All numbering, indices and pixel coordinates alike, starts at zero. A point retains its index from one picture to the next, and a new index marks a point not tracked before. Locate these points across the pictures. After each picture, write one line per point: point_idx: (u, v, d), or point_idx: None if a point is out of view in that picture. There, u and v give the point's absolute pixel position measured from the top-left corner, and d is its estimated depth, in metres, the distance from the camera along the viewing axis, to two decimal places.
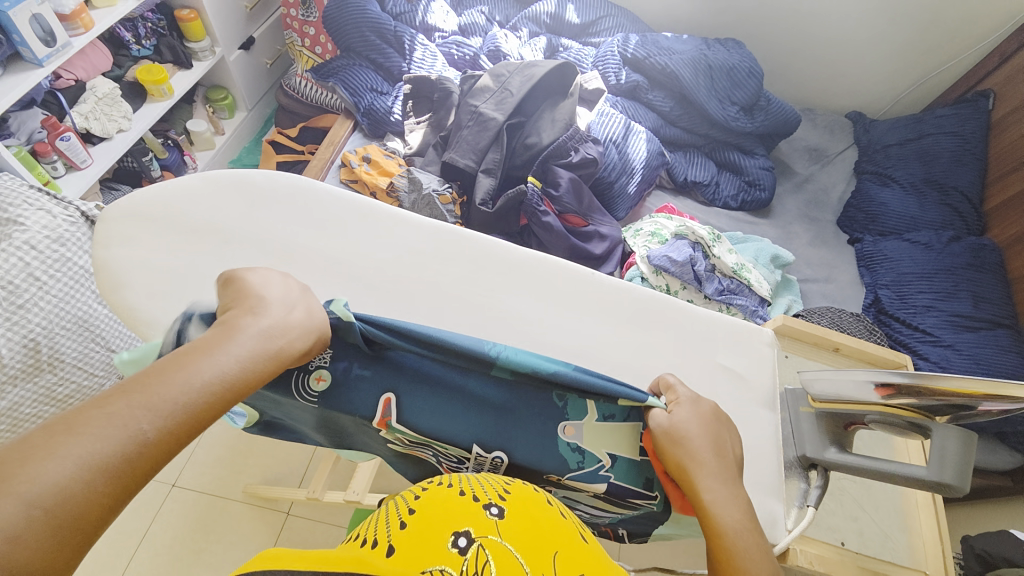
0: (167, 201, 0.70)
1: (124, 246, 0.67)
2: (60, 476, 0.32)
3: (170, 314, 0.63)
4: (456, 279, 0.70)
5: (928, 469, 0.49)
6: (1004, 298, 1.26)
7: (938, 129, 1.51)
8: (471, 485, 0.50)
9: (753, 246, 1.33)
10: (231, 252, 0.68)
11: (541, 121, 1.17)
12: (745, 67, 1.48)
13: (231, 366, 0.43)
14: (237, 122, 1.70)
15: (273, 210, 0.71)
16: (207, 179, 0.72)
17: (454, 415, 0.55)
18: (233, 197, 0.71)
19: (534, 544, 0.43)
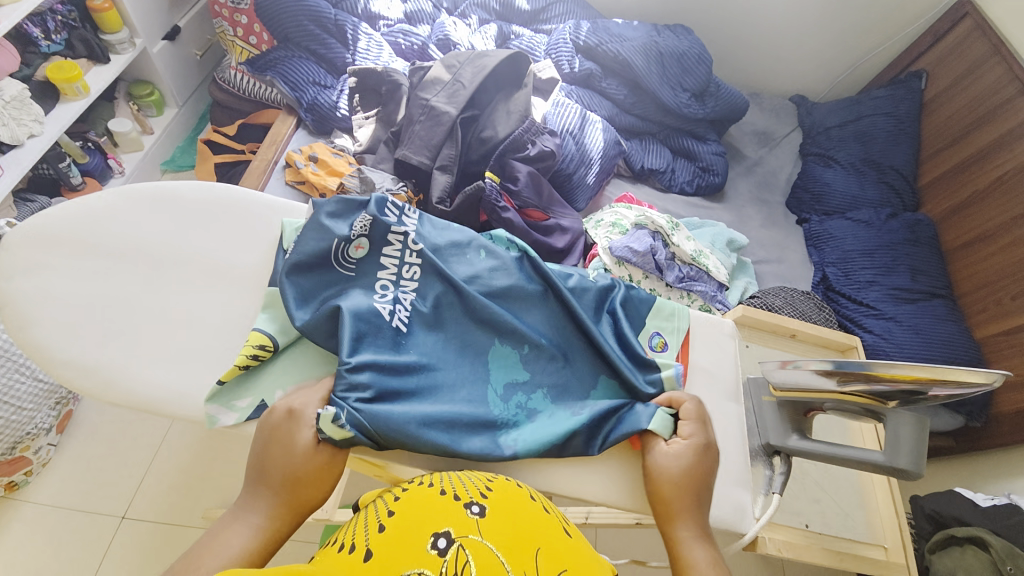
0: (79, 220, 0.62)
1: (34, 273, 0.59)
2: None
3: (95, 348, 0.59)
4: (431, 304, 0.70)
5: (883, 453, 0.51)
6: (938, 270, 1.35)
7: (874, 111, 1.58)
8: (454, 486, 0.53)
9: (710, 231, 1.36)
10: (163, 277, 0.63)
11: (495, 113, 1.14)
12: (694, 53, 1.49)
13: (234, 549, 0.49)
14: (167, 120, 1.57)
15: (208, 228, 0.66)
16: (125, 196, 0.64)
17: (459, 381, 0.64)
18: (161, 215, 0.65)
19: (515, 539, 0.47)
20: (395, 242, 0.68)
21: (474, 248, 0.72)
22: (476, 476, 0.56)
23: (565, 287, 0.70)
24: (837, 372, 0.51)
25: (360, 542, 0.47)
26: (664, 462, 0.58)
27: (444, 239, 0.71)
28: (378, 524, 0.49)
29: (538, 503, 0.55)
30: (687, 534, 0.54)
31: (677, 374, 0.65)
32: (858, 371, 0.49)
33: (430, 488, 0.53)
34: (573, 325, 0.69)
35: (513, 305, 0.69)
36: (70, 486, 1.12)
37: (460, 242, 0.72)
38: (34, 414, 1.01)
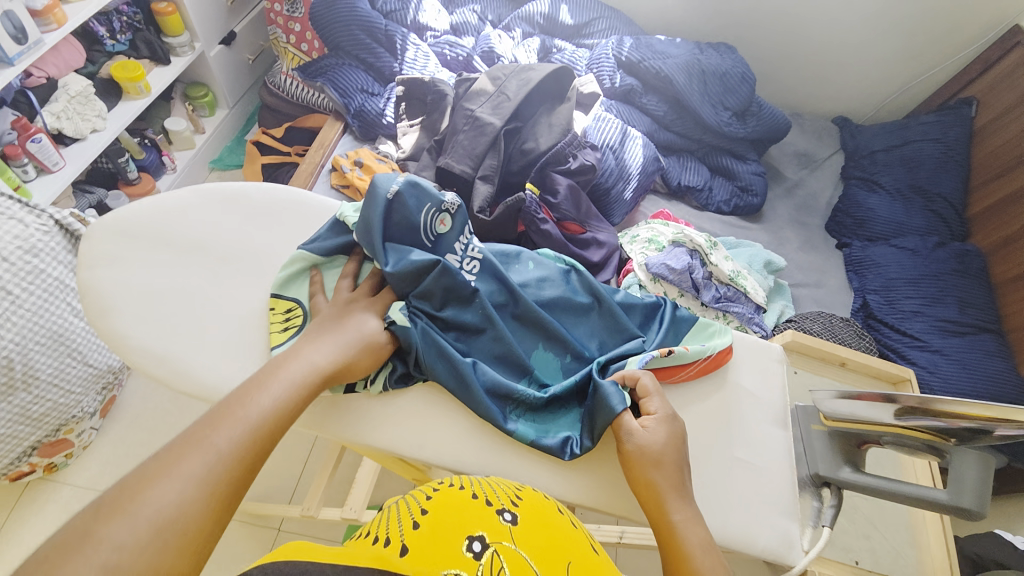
0: (156, 215, 0.65)
1: (113, 264, 0.62)
2: (170, 493, 0.43)
3: (162, 339, 0.61)
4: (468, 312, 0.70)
5: (947, 493, 0.49)
6: (987, 303, 1.30)
7: (922, 136, 1.54)
8: (486, 492, 0.53)
9: (747, 251, 1.34)
10: (227, 271, 0.65)
11: (537, 126, 1.15)
12: (738, 72, 1.48)
13: (294, 384, 0.54)
14: (217, 120, 1.64)
15: (270, 226, 0.69)
16: (199, 195, 0.68)
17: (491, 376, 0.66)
18: (228, 213, 0.68)
19: (546, 552, 0.47)
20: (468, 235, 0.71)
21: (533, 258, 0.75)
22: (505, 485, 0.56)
23: (614, 301, 0.71)
24: (905, 405, 0.50)
25: (393, 534, 0.46)
26: (639, 438, 0.56)
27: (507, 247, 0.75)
28: (413, 521, 0.48)
29: (565, 517, 0.54)
30: (677, 508, 0.53)
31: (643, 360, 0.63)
32: (925, 405, 0.48)
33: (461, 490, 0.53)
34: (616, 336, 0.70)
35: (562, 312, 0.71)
36: (109, 468, 1.16)
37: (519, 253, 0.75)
38: (82, 397, 1.05)
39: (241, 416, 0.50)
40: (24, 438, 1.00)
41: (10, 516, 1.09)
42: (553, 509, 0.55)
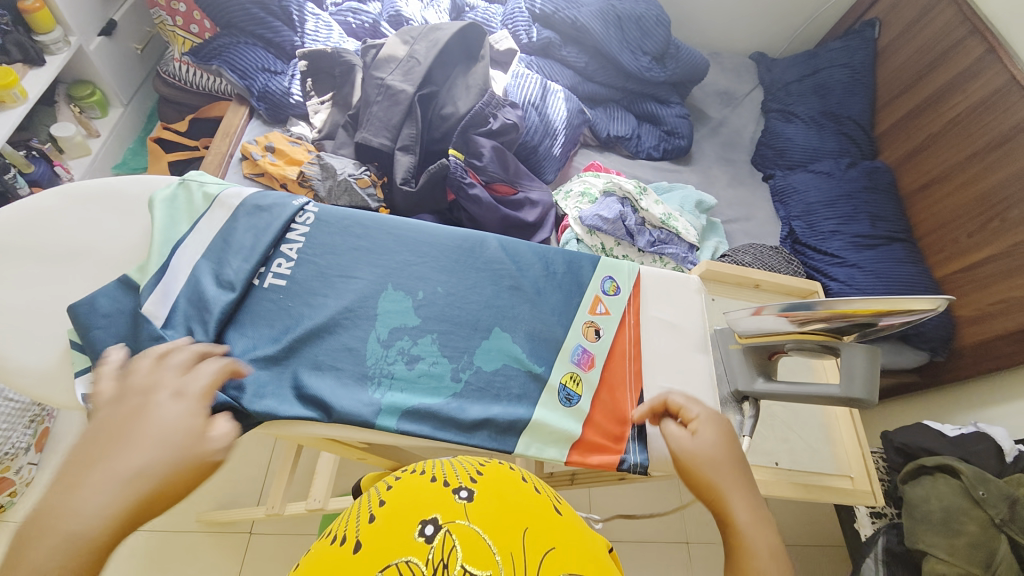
0: (22, 223, 0.64)
1: None
2: None
3: (35, 351, 0.59)
4: (374, 279, 0.70)
5: (841, 387, 0.51)
6: (896, 215, 1.40)
7: (830, 63, 1.61)
8: (444, 470, 0.49)
9: (679, 194, 1.38)
10: (95, 269, 0.64)
11: (454, 89, 1.12)
12: (652, 15, 1.48)
13: (71, 549, 0.33)
14: (112, 121, 1.50)
15: (126, 216, 0.67)
16: (63, 195, 0.66)
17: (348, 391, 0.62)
18: (97, 211, 0.67)
19: (502, 522, 0.42)
20: (296, 228, 0.72)
21: (245, 218, 0.70)
22: (467, 461, 0.52)
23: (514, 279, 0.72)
24: (802, 312, 0.51)
25: (349, 534, 0.43)
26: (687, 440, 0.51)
27: (235, 239, 0.69)
28: (369, 515, 0.44)
29: (531, 484, 0.50)
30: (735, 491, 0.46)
31: (578, 350, 0.69)
32: (819, 309, 0.50)
33: (421, 477, 0.48)
34: (490, 322, 0.69)
35: (389, 301, 0.68)
36: None
37: (264, 244, 0.68)
38: (9, 434, 1.00)
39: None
40: None
41: None
42: (516, 479, 0.50)
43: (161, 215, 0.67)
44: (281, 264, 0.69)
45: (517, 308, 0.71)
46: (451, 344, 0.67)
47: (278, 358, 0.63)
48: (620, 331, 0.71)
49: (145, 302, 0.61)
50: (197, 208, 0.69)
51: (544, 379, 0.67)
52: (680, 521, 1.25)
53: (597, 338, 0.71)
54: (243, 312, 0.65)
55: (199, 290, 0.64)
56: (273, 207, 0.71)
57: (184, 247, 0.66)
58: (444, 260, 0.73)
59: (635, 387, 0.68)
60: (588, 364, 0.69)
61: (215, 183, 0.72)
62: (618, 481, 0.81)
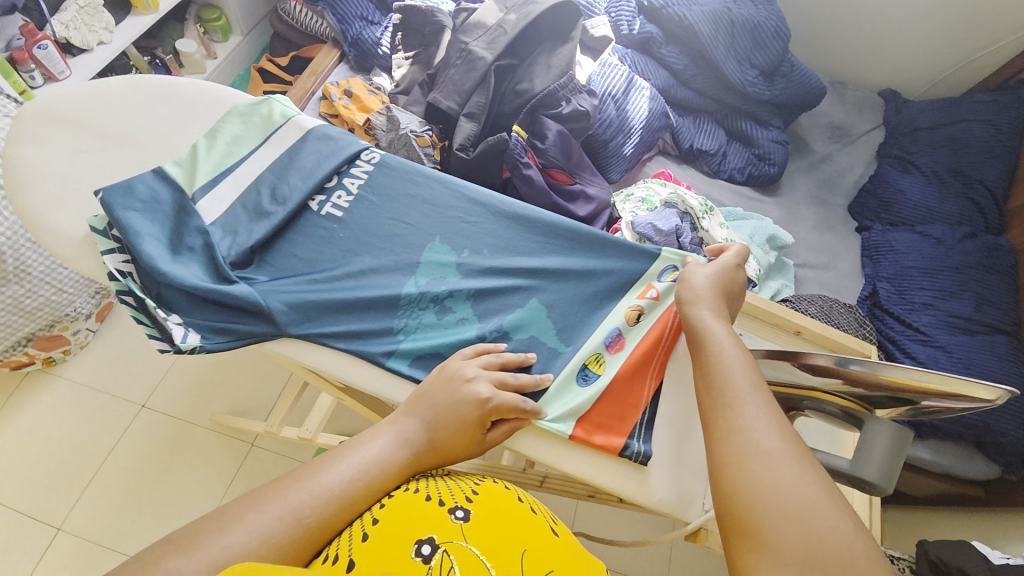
0: (88, 102, 0.71)
1: (35, 145, 0.68)
2: (238, 535, 0.42)
3: (64, 215, 0.65)
4: (420, 230, 0.70)
5: (851, 464, 0.44)
6: (1009, 304, 1.18)
7: (973, 115, 1.39)
8: (437, 488, 0.49)
9: (752, 224, 1.26)
10: (147, 159, 0.69)
11: (534, 66, 1.09)
12: (771, 26, 1.35)
13: (363, 465, 0.49)
14: (230, 46, 1.63)
15: (191, 121, 0.72)
16: (128, 84, 0.73)
17: (366, 327, 0.63)
18: (153, 103, 0.72)
19: (503, 541, 0.43)
20: (362, 164, 0.75)
21: (313, 142, 0.74)
22: (463, 481, 0.51)
23: (563, 262, 0.70)
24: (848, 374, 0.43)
25: (342, 553, 0.43)
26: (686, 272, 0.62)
27: (300, 160, 0.72)
28: (362, 533, 0.44)
29: (526, 505, 0.50)
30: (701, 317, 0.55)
31: (609, 337, 0.65)
32: (859, 373, 0.43)
33: (416, 491, 0.49)
34: (524, 293, 0.68)
35: (434, 253, 0.69)
36: (105, 367, 1.27)
37: (326, 170, 0.71)
38: (74, 298, 1.14)
39: (301, 508, 0.45)
40: (18, 329, 1.10)
41: (12, 398, 1.22)
42: (513, 500, 0.50)
43: (234, 131, 0.72)
44: (340, 195, 0.72)
45: (554, 287, 0.68)
46: (481, 305, 0.67)
47: (317, 280, 0.65)
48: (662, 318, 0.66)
49: (201, 201, 0.67)
50: (250, 112, 0.74)
51: (565, 358, 0.64)
52: (665, 565, 1.16)
53: (636, 322, 0.66)
54: (295, 230, 0.69)
55: (253, 205, 0.68)
56: (343, 139, 0.75)
57: (244, 163, 0.71)
58: (501, 229, 0.72)
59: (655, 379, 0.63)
60: (617, 348, 0.64)
61: (280, 107, 0.76)
62: (587, 496, 0.78)
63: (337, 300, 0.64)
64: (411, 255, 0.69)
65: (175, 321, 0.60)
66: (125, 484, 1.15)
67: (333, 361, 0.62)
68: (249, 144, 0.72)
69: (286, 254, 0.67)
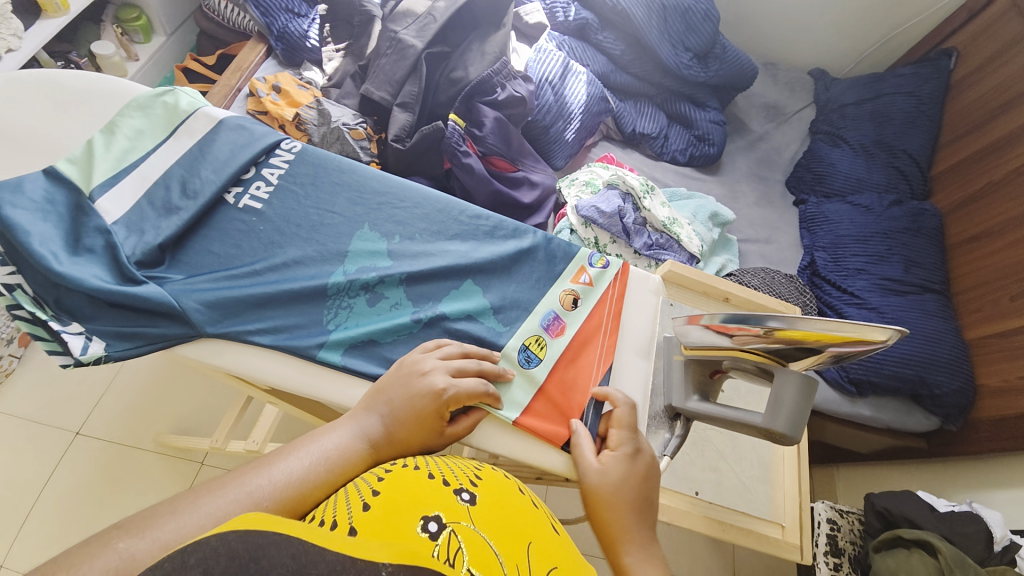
0: None
1: None
2: (191, 522, 0.39)
3: None
4: (346, 218, 0.66)
5: (765, 417, 0.46)
6: (935, 264, 1.25)
7: (895, 89, 1.46)
8: (439, 468, 0.47)
9: (694, 203, 1.29)
10: (28, 158, 0.63)
11: (468, 53, 1.08)
12: (701, 9, 1.38)
13: (322, 456, 0.47)
14: (154, 48, 1.55)
15: (84, 116, 0.66)
16: (4, 81, 0.66)
17: (293, 323, 0.59)
18: (35, 97, 0.66)
19: (507, 533, 0.41)
20: (279, 154, 0.69)
21: (226, 133, 0.69)
22: (463, 464, 0.50)
23: (498, 245, 0.66)
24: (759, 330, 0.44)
25: (341, 520, 0.39)
26: (594, 471, 0.51)
27: (212, 151, 0.67)
28: (362, 503, 0.41)
29: (526, 498, 0.49)
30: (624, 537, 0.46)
31: (546, 317, 0.62)
32: (775, 330, 0.43)
33: (415, 469, 0.46)
34: (461, 275, 0.64)
35: (364, 241, 0.65)
36: (32, 395, 1.18)
37: (241, 161, 0.66)
38: None
39: (258, 490, 0.42)
40: None
41: None
42: (511, 489, 0.49)
43: (136, 124, 0.67)
44: (258, 186, 0.66)
45: (491, 268, 0.65)
46: (416, 291, 0.63)
47: (236, 275, 0.60)
48: (599, 306, 0.64)
49: (99, 197, 0.61)
50: (152, 104, 0.68)
51: (503, 340, 0.61)
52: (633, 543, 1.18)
53: (573, 307, 0.63)
54: (212, 225, 0.63)
55: (162, 201, 0.63)
56: (259, 130, 0.70)
57: (148, 158, 0.66)
58: (433, 213, 0.68)
59: (604, 358, 0.60)
60: (556, 331, 0.62)
61: (187, 99, 0.71)
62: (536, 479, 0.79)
63: (259, 296, 0.59)
64: (337, 245, 0.64)
65: (75, 330, 0.55)
66: (61, 518, 1.07)
67: (257, 362, 0.57)
68: (154, 137, 0.67)
69: (199, 250, 0.62)
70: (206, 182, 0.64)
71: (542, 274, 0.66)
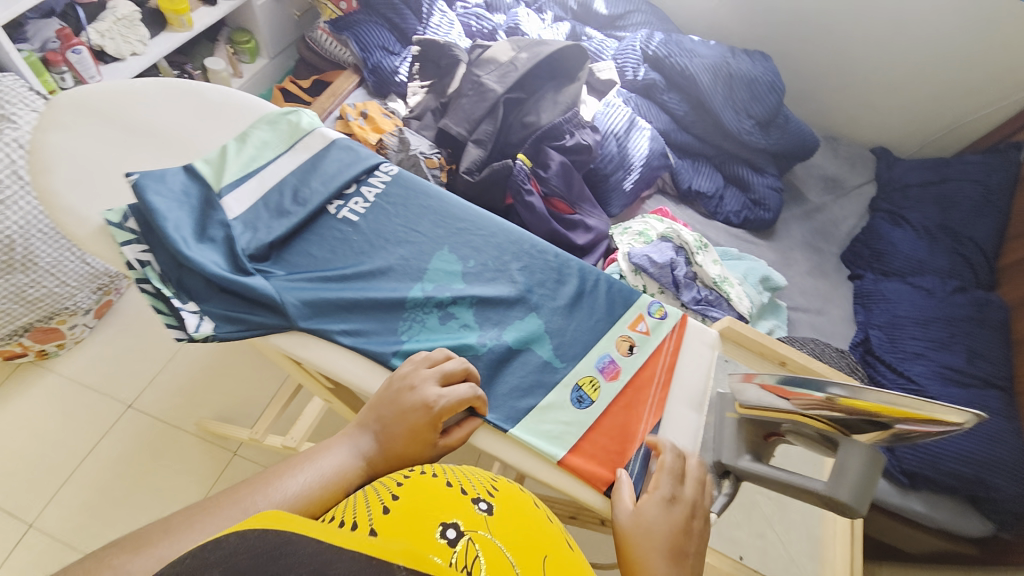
0: (116, 97, 0.73)
1: (59, 130, 0.69)
2: (188, 541, 0.41)
3: (81, 199, 0.65)
4: (431, 240, 0.70)
5: (827, 483, 0.47)
6: (1000, 359, 1.18)
7: (961, 175, 1.44)
8: (456, 479, 0.48)
9: (745, 264, 1.29)
10: (170, 155, 0.72)
11: (542, 101, 1.15)
12: (767, 81, 1.43)
13: (316, 474, 0.49)
14: (256, 68, 1.72)
15: (222, 126, 0.75)
16: (157, 84, 0.76)
17: (373, 330, 0.63)
18: (182, 103, 0.75)
19: (523, 545, 0.41)
20: (379, 175, 0.75)
21: (336, 152, 0.76)
22: (483, 477, 0.51)
23: (570, 283, 0.69)
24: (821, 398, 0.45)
25: (362, 520, 0.40)
26: (630, 513, 0.50)
27: (323, 165, 0.74)
28: (382, 506, 0.42)
29: (542, 513, 0.49)
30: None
31: (603, 360, 0.63)
32: (839, 400, 0.44)
33: (433, 478, 0.47)
34: (527, 307, 0.67)
35: (442, 261, 0.69)
36: (95, 365, 1.27)
37: (347, 178, 0.73)
38: (76, 292, 1.15)
39: (253, 506, 0.45)
40: (17, 318, 1.09)
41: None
42: (530, 505, 0.49)
43: (263, 136, 0.74)
44: (357, 202, 0.72)
45: (560, 303, 0.67)
46: (484, 315, 0.66)
47: (328, 279, 0.65)
48: (656, 357, 0.64)
49: (226, 195, 0.68)
50: (280, 120, 0.76)
51: (563, 374, 0.62)
52: None
53: (630, 354, 0.64)
54: (312, 232, 0.69)
55: (274, 204, 0.69)
56: (363, 152, 0.77)
57: (270, 165, 0.72)
58: (511, 244, 0.71)
59: (656, 407, 0.60)
60: (611, 375, 0.62)
61: (308, 118, 0.78)
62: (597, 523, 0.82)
63: (347, 301, 0.63)
64: (420, 263, 0.68)
65: (191, 308, 0.61)
66: (100, 486, 1.12)
67: (333, 361, 0.61)
68: (276, 147, 0.74)
69: (299, 253, 0.68)
70: (315, 194, 0.71)
71: (613, 315, 0.67)
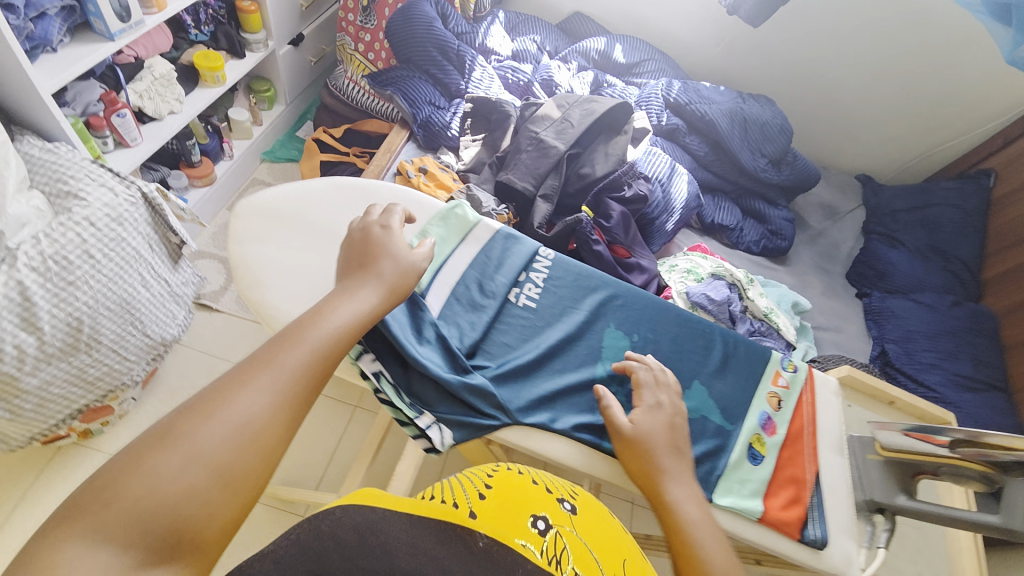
0: (300, 204, 0.84)
1: (260, 243, 0.79)
2: (191, 458, 0.39)
3: (292, 304, 0.75)
4: (597, 320, 0.80)
5: (1001, 517, 0.60)
6: (996, 363, 1.36)
7: (942, 201, 1.63)
8: (540, 477, 0.53)
9: (775, 291, 1.42)
10: None
11: (595, 153, 1.22)
12: (777, 124, 1.57)
13: (301, 363, 0.48)
14: (274, 114, 1.69)
15: None
16: (330, 184, 0.87)
17: (577, 412, 0.73)
18: (354, 201, 0.86)
19: (604, 547, 0.47)
20: (541, 261, 0.85)
21: (502, 243, 0.85)
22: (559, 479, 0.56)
23: (719, 347, 0.80)
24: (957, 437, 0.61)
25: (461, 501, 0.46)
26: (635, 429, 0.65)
27: (495, 258, 0.84)
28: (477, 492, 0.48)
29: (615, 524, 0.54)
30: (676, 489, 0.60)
31: (762, 417, 0.75)
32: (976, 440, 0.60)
33: (517, 474, 0.53)
34: (688, 375, 0.77)
35: (612, 338, 0.79)
36: None
37: (520, 269, 0.82)
38: (133, 365, 1.08)
39: (251, 402, 0.43)
40: (73, 401, 1.02)
41: (39, 477, 1.13)
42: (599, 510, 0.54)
43: (439, 233, 0.83)
44: (530, 289, 0.82)
45: (717, 369, 0.78)
46: None
47: (529, 369, 0.75)
48: (799, 409, 0.76)
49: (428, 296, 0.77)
50: (446, 213, 0.84)
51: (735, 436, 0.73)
52: None
53: (780, 408, 0.76)
54: (502, 322, 0.79)
55: (468, 301, 0.79)
56: (523, 241, 0.87)
57: (449, 260, 0.82)
58: (666, 317, 0.82)
59: (813, 456, 0.72)
60: (771, 430, 0.74)
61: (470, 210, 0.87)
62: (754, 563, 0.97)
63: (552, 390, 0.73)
64: (598, 344, 0.78)
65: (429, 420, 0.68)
66: None
67: (545, 442, 0.70)
68: (449, 241, 0.83)
69: (496, 345, 0.77)
70: (495, 287, 0.80)
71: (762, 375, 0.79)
